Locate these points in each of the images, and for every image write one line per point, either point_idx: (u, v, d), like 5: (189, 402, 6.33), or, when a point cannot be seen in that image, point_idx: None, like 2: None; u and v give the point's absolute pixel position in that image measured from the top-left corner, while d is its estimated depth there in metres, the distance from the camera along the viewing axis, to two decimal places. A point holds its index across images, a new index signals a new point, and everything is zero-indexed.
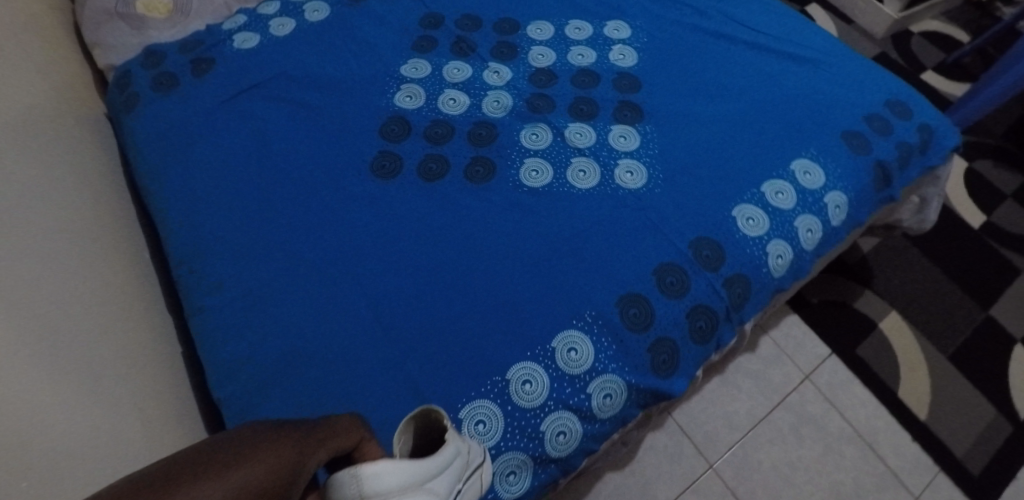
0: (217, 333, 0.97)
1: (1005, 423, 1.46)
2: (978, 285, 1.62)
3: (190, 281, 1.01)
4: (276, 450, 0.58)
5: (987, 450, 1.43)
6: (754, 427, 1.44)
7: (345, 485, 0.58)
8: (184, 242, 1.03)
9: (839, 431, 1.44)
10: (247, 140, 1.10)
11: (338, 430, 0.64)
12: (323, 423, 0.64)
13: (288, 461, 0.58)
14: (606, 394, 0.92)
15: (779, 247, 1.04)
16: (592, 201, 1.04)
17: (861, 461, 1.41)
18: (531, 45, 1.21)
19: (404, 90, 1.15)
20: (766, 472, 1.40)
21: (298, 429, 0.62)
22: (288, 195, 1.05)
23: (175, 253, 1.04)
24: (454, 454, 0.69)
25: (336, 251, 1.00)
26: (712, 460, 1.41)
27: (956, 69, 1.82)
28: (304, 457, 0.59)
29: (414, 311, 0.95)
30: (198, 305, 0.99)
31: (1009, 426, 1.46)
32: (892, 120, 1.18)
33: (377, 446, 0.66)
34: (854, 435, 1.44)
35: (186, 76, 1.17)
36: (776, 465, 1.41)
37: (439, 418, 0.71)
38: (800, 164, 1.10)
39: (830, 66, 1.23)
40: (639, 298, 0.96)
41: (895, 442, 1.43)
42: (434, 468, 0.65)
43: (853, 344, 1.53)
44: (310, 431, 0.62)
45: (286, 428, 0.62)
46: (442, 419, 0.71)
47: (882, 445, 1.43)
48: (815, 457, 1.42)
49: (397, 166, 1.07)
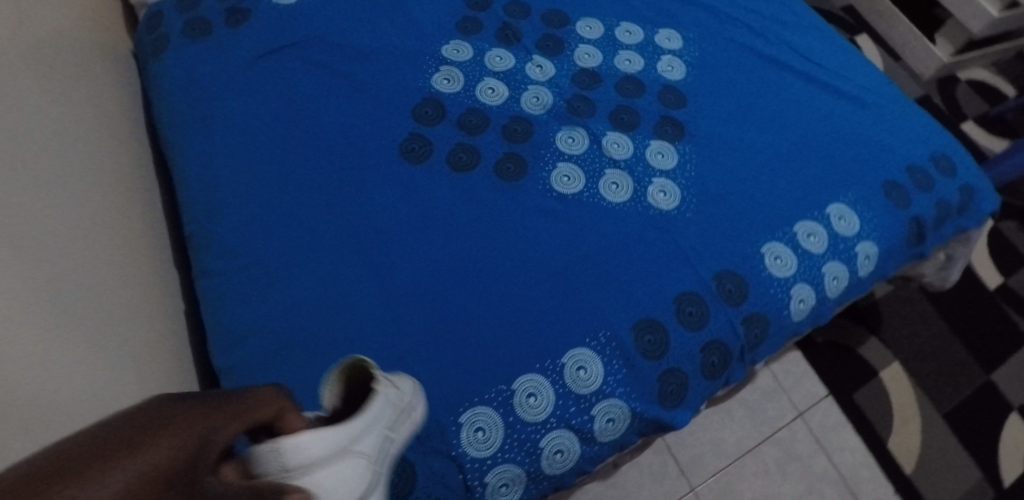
0: (223, 300, 0.94)
1: (988, 488, 1.46)
2: (983, 346, 1.61)
3: (202, 242, 0.98)
4: (185, 424, 0.52)
5: None
6: (740, 457, 1.44)
7: (268, 459, 0.55)
8: (200, 201, 1.00)
9: (823, 473, 1.44)
10: (276, 101, 1.06)
11: (256, 401, 0.58)
12: (238, 392, 0.59)
13: (192, 442, 0.51)
14: (609, 418, 0.90)
15: (802, 291, 1.03)
16: (621, 217, 1.01)
17: None
18: (579, 43, 1.17)
19: (442, 71, 1.11)
20: None
21: (211, 398, 0.56)
22: (310, 166, 1.01)
23: (190, 211, 1.01)
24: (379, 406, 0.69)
25: (353, 231, 0.97)
26: (694, 483, 1.41)
27: (996, 124, 1.78)
28: (216, 430, 0.53)
29: (425, 306, 0.92)
30: (208, 268, 0.97)
31: (991, 491, 1.46)
32: (935, 175, 1.15)
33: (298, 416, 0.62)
34: (838, 478, 1.43)
35: (219, 25, 1.13)
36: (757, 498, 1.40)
37: (363, 365, 0.73)
38: (836, 209, 1.07)
39: (881, 109, 1.19)
40: (655, 324, 0.94)
41: (877, 491, 1.43)
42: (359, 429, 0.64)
43: (851, 388, 1.52)
44: (222, 402, 0.56)
45: (191, 399, 0.55)
46: (367, 366, 0.73)
47: (864, 492, 1.43)
48: (797, 496, 1.41)
49: (426, 151, 1.04)
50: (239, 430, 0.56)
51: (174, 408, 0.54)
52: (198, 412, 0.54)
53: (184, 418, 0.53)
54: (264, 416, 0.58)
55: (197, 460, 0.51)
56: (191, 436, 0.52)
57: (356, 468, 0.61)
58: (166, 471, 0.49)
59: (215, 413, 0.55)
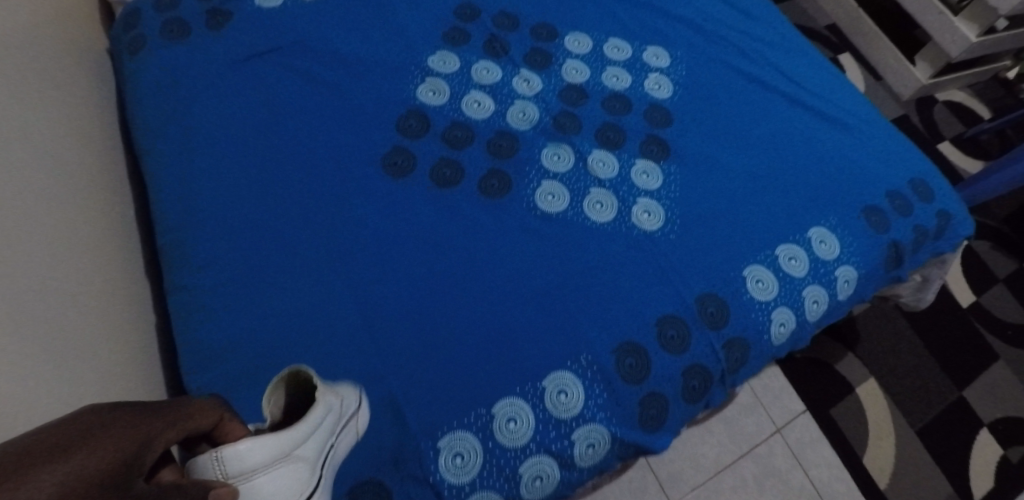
0: (195, 316, 0.91)
1: None
2: (953, 364, 1.64)
3: (174, 255, 0.95)
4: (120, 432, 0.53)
5: None
6: (718, 472, 1.44)
7: (207, 468, 0.59)
8: (173, 211, 0.97)
9: (799, 488, 1.45)
10: (255, 109, 1.03)
11: (194, 411, 0.60)
12: (173, 403, 0.60)
13: (130, 447, 0.52)
14: (590, 443, 0.89)
15: (783, 315, 1.03)
16: (606, 237, 1.00)
17: None
18: (566, 58, 1.16)
19: (428, 83, 1.09)
20: None
21: (149, 408, 0.58)
22: (289, 178, 0.99)
23: (163, 221, 0.97)
24: (323, 413, 0.73)
25: (333, 245, 0.94)
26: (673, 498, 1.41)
27: (971, 145, 1.81)
28: (154, 436, 0.55)
29: (405, 325, 0.90)
30: (180, 283, 0.93)
31: None
32: (913, 201, 1.15)
33: (239, 425, 0.65)
34: (813, 494, 1.45)
35: (198, 27, 1.10)
36: None
37: (308, 376, 0.74)
38: (817, 232, 1.07)
39: (863, 133, 1.19)
40: (636, 347, 0.93)
41: None
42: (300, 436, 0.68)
43: (825, 405, 1.54)
44: (156, 412, 0.58)
45: (128, 409, 0.56)
46: (311, 376, 0.74)
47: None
48: None
49: (410, 165, 1.02)
50: (176, 438, 0.57)
51: (114, 417, 0.55)
52: (137, 419, 0.55)
53: (122, 426, 0.54)
54: (203, 425, 0.60)
55: (136, 465, 0.51)
56: (129, 441, 0.52)
57: (290, 473, 0.66)
58: (107, 470, 0.49)
59: (153, 421, 0.56)
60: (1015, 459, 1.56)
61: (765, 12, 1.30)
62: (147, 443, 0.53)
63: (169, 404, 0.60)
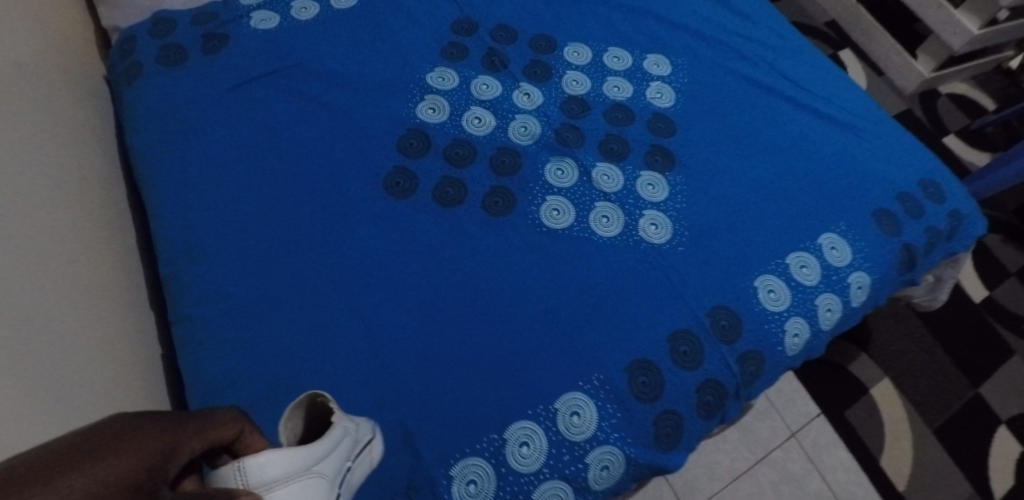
0: (200, 348, 0.89)
1: None
2: (968, 361, 1.62)
3: (177, 287, 0.93)
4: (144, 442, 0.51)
5: None
6: (734, 479, 1.42)
7: (229, 478, 0.56)
8: (174, 242, 0.95)
9: (817, 493, 1.43)
10: (253, 133, 1.02)
11: (216, 422, 0.57)
12: (198, 414, 0.58)
13: (154, 457, 0.50)
14: (604, 466, 0.88)
15: (796, 325, 1.01)
16: (613, 252, 0.98)
17: None
18: (566, 69, 1.14)
19: (427, 100, 1.07)
20: None
21: (171, 418, 0.55)
22: (290, 202, 0.97)
23: (164, 253, 0.96)
24: (341, 436, 0.68)
25: (336, 270, 0.93)
26: None
27: (977, 137, 1.78)
28: (177, 447, 0.52)
29: (413, 350, 0.88)
30: (184, 314, 0.91)
31: None
32: (924, 202, 1.13)
33: (261, 437, 0.61)
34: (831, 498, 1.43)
35: (192, 53, 1.08)
36: None
37: (325, 400, 0.70)
38: (828, 238, 1.06)
39: (870, 135, 1.17)
40: (649, 365, 0.92)
41: None
42: (322, 452, 0.64)
43: (840, 408, 1.52)
44: (180, 422, 0.55)
45: (154, 418, 0.54)
46: (328, 401, 0.70)
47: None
48: None
49: (412, 186, 1.00)
50: (199, 449, 0.55)
51: (137, 426, 0.53)
52: (161, 428, 0.53)
53: (147, 433, 0.52)
54: (226, 436, 0.57)
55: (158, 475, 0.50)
56: (153, 451, 0.51)
57: (316, 490, 0.60)
58: (128, 480, 0.48)
59: (176, 431, 0.54)
60: None
61: (766, 14, 1.29)
62: (170, 455, 0.51)
63: (190, 416, 0.57)
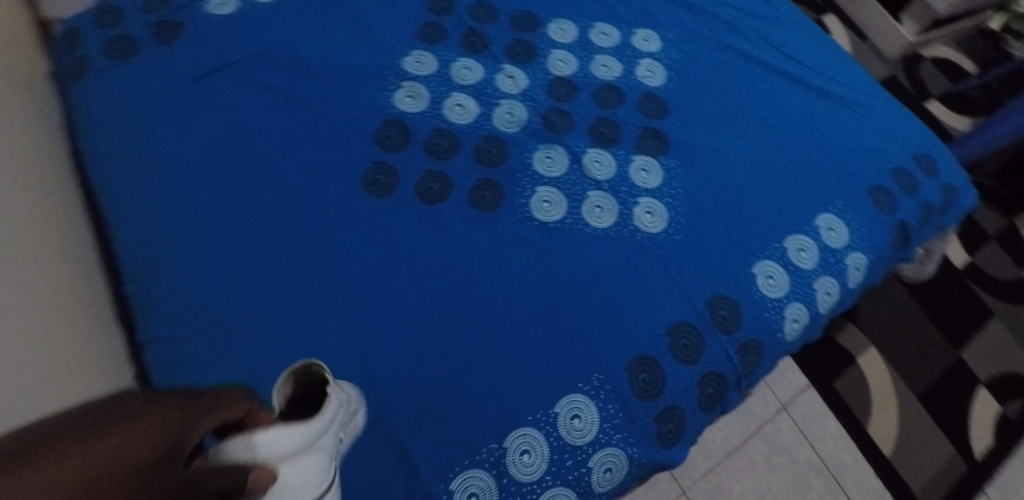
0: (175, 370, 0.83)
1: (961, 463, 1.49)
2: (952, 326, 1.63)
3: (144, 304, 0.86)
4: (161, 419, 0.50)
5: (941, 488, 1.46)
6: (728, 455, 1.41)
7: (235, 451, 0.49)
8: (138, 253, 0.88)
9: (808, 463, 1.43)
10: (219, 130, 0.95)
11: (224, 402, 0.53)
12: (211, 397, 0.54)
13: (170, 433, 0.49)
14: (607, 468, 0.85)
15: (796, 310, 0.99)
16: (607, 244, 0.94)
17: (826, 493, 1.41)
18: (551, 48, 1.08)
19: (405, 88, 1.01)
20: None
21: (191, 399, 0.53)
22: (265, 203, 0.91)
23: (128, 266, 0.88)
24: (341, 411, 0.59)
25: (319, 276, 0.87)
26: (685, 487, 1.37)
27: (959, 101, 1.77)
28: (195, 424, 0.50)
29: (403, 357, 0.84)
30: (154, 334, 0.84)
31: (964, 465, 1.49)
32: (918, 176, 1.11)
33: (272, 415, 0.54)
34: (822, 467, 1.43)
35: (147, 42, 1.00)
36: (746, 494, 1.38)
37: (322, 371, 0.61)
38: (824, 219, 1.03)
39: (864, 109, 1.14)
40: (649, 361, 0.89)
41: (860, 475, 1.44)
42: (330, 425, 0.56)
43: (830, 379, 1.52)
44: (197, 403, 0.53)
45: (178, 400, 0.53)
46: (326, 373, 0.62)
47: (847, 478, 1.43)
48: (784, 487, 1.40)
49: (393, 182, 0.94)
50: (211, 428, 0.51)
51: (147, 405, 0.52)
52: (181, 408, 0.52)
53: (166, 411, 0.51)
54: (235, 415, 0.52)
55: (172, 452, 0.48)
56: (171, 426, 0.50)
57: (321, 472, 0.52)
58: (142, 453, 0.47)
59: (192, 411, 0.51)
60: (1013, 416, 1.57)
61: None
62: (187, 431, 0.49)
63: (207, 397, 0.54)
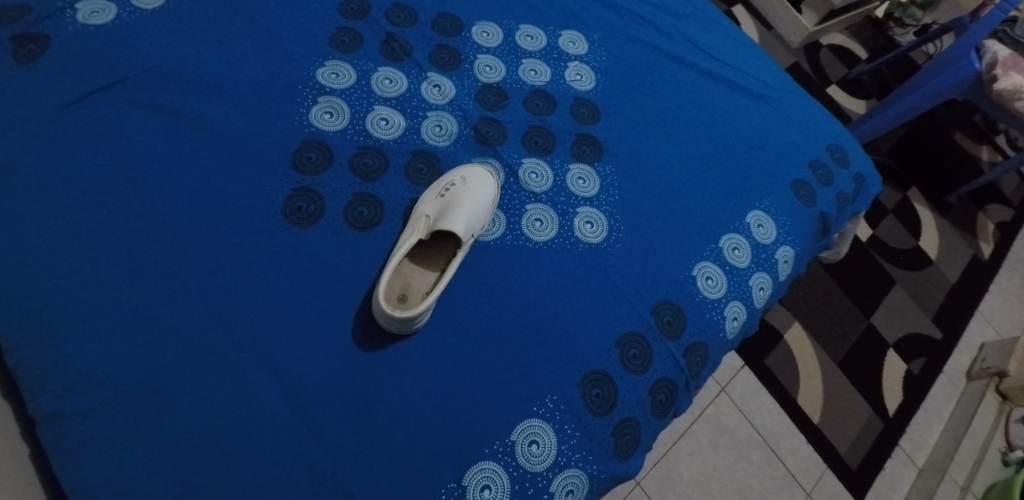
0: (83, 450, 0.74)
1: (877, 422, 1.59)
2: (862, 298, 1.73)
3: (32, 375, 0.76)
4: None
5: (862, 449, 1.55)
6: (676, 441, 1.41)
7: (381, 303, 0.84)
8: (17, 319, 0.77)
9: (748, 439, 1.46)
10: (109, 162, 0.84)
11: None
12: None
13: None
14: (568, 491, 0.84)
15: (735, 309, 0.99)
16: (550, 258, 0.92)
17: (766, 466, 1.45)
18: (477, 54, 1.04)
19: (323, 103, 0.94)
20: (686, 484, 1.38)
21: None
22: (176, 243, 0.82)
23: (3, 336, 0.77)
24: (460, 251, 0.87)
25: (249, 318, 0.81)
26: (638, 476, 1.36)
27: (856, 86, 1.88)
28: None
29: (345, 400, 0.80)
30: (51, 411, 0.75)
31: (880, 424, 1.59)
32: (833, 168, 1.14)
33: None
34: (760, 441, 1.47)
35: (7, 61, 0.87)
36: (695, 477, 1.40)
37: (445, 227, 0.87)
38: (755, 217, 1.04)
39: (781, 105, 1.16)
40: (600, 375, 0.88)
41: (794, 445, 1.50)
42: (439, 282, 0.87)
43: (761, 356, 1.56)
44: None
45: None
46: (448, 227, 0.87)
47: (783, 450, 1.48)
48: (727, 465, 1.43)
49: (317, 208, 0.88)
50: None
51: None
52: None
53: None
54: None
55: None
56: None
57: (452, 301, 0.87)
58: None
59: None
60: (917, 372, 1.69)
61: None
62: None
63: None
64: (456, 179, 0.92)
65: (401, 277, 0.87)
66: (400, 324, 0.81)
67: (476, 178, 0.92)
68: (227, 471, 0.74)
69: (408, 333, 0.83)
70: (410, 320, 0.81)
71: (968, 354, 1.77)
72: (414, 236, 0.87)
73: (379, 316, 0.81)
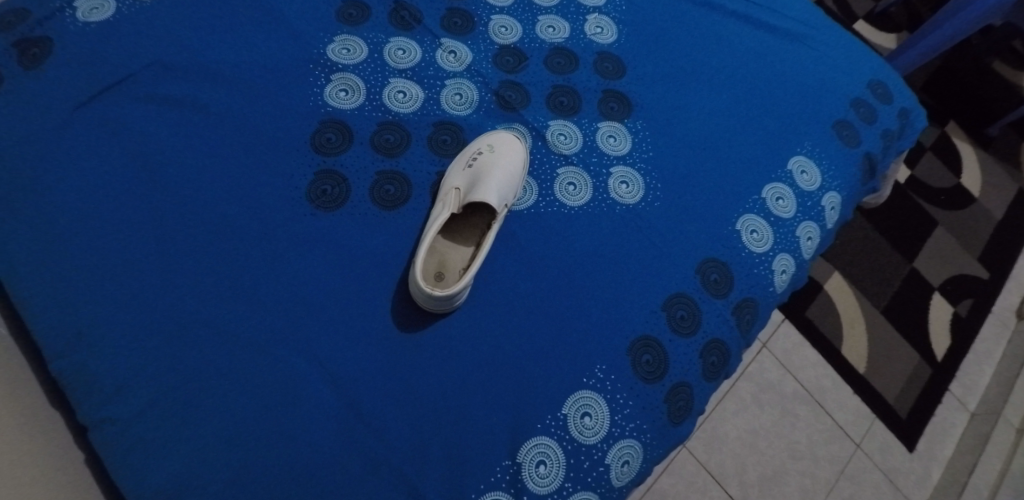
0: (128, 455, 0.72)
1: (926, 368, 1.54)
2: (904, 241, 1.66)
3: (73, 384, 0.74)
4: None
5: (912, 395, 1.50)
6: (720, 401, 1.38)
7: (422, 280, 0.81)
8: (50, 329, 0.75)
9: (794, 393, 1.42)
10: (123, 160, 0.81)
11: None
12: None
13: None
14: (624, 462, 0.81)
15: (784, 261, 0.94)
16: (586, 222, 0.88)
17: (813, 419, 1.41)
18: (492, 15, 0.99)
19: (337, 81, 0.90)
20: (733, 443, 1.35)
21: None
22: (197, 240, 0.79)
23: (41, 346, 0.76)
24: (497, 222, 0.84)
25: (280, 309, 0.78)
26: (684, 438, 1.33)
27: (883, 19, 1.79)
28: None
29: (389, 386, 0.77)
30: (94, 418, 0.74)
31: (928, 369, 1.54)
32: (875, 105, 1.07)
33: None
34: (806, 395, 1.43)
35: (11, 67, 0.84)
36: (742, 435, 1.36)
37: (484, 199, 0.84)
38: (797, 163, 0.99)
39: (815, 43, 1.10)
40: (650, 341, 0.84)
41: (841, 397, 1.45)
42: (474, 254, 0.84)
43: (803, 308, 1.51)
44: None
45: None
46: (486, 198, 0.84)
47: (830, 402, 1.44)
48: (774, 421, 1.39)
49: (341, 190, 0.84)
50: None
51: None
52: None
53: None
54: None
55: None
56: None
57: (485, 274, 0.83)
58: None
59: None
60: (964, 313, 1.63)
61: None
62: None
63: None
64: (482, 147, 0.88)
65: (435, 255, 0.84)
66: (440, 302, 0.78)
67: (503, 145, 0.89)
68: (269, 466, 0.72)
69: (446, 311, 0.80)
70: (449, 298, 0.77)
71: (1017, 291, 1.71)
72: (446, 210, 0.83)
73: (418, 296, 0.78)
